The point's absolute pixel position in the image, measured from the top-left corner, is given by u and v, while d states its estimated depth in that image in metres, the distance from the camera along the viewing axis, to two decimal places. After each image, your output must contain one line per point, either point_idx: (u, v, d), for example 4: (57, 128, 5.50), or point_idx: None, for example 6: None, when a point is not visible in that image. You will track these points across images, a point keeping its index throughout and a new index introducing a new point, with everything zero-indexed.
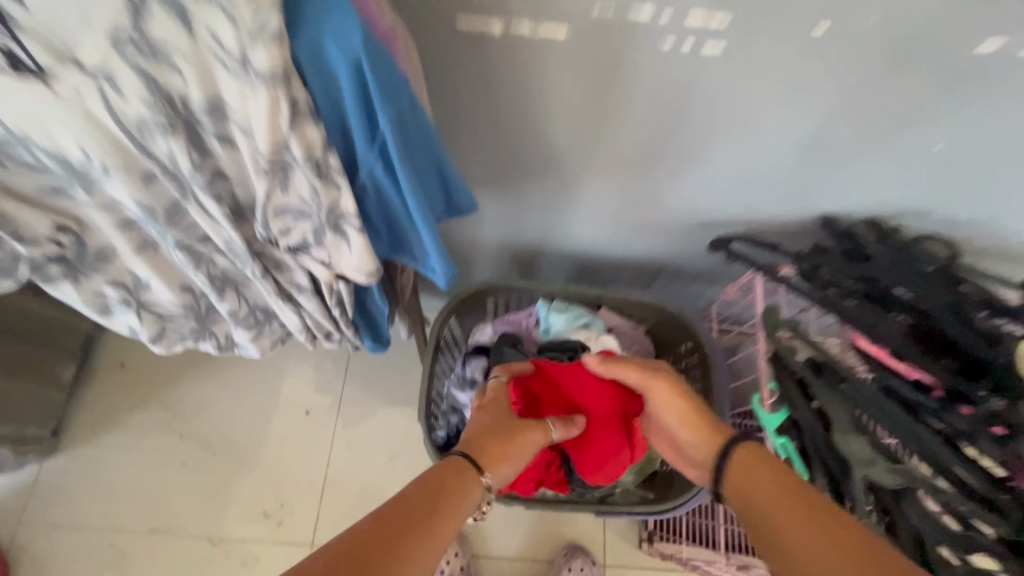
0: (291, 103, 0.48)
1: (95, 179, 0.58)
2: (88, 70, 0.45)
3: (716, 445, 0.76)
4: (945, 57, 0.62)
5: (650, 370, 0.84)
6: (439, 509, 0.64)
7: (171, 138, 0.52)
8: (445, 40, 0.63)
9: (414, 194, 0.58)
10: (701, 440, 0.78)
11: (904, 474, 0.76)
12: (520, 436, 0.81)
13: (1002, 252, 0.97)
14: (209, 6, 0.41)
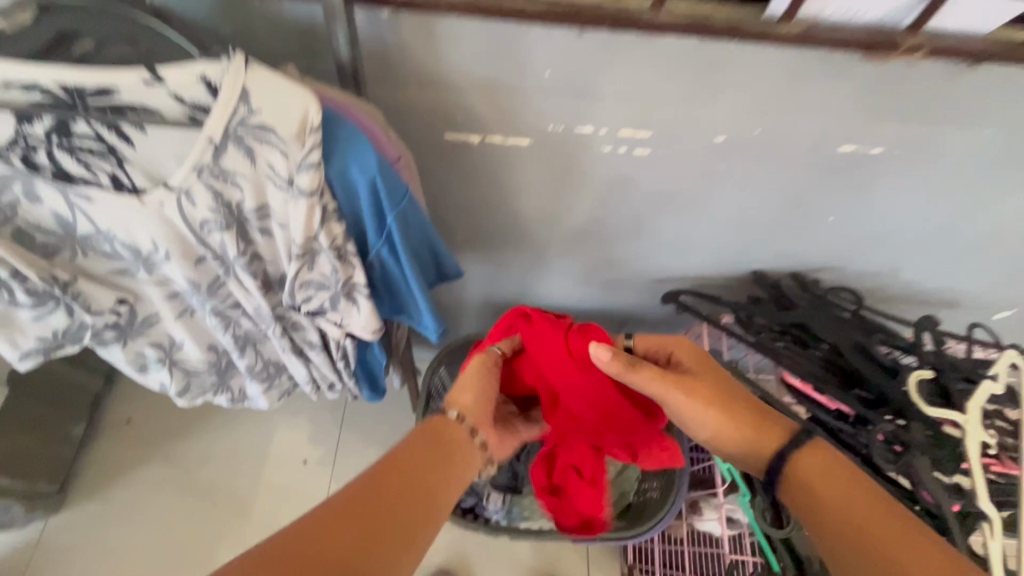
0: (322, 207, 0.64)
1: (157, 263, 0.72)
2: (172, 188, 0.61)
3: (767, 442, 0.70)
4: (823, 158, 0.80)
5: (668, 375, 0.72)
6: (420, 469, 0.64)
7: (226, 233, 0.67)
8: (436, 147, 0.80)
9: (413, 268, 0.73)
10: (745, 440, 0.71)
11: None
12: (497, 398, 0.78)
13: (905, 298, 1.15)
14: (270, 147, 0.58)
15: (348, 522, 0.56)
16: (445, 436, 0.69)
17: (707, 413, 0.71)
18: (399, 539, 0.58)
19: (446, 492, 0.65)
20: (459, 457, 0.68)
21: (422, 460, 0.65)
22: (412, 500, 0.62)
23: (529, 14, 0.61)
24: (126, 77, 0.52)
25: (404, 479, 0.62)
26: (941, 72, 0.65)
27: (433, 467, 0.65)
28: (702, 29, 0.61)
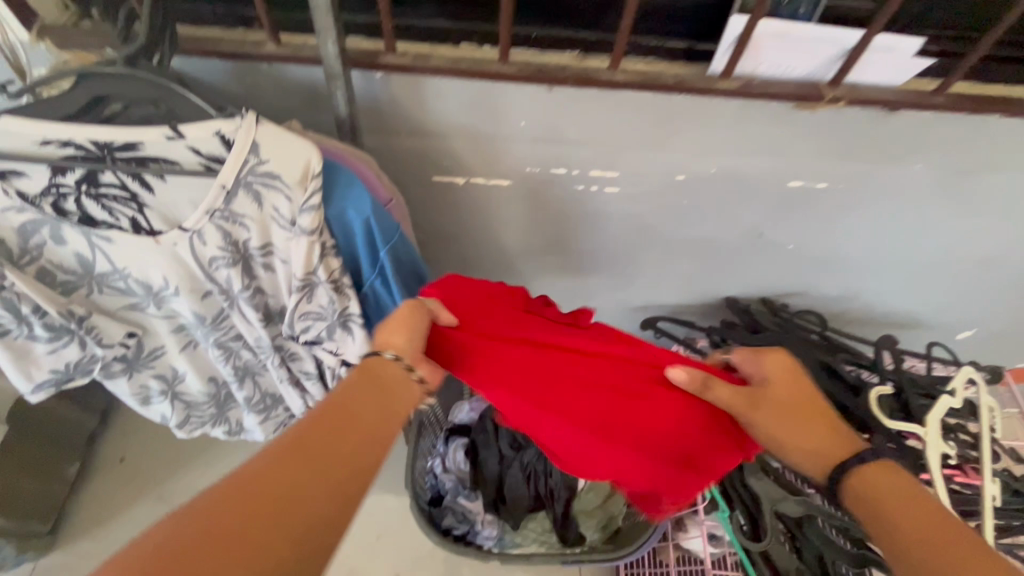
0: (321, 244, 0.71)
1: (166, 298, 0.77)
2: (185, 229, 0.67)
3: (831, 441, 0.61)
4: (777, 194, 0.89)
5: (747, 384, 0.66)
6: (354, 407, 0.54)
7: (232, 269, 0.73)
8: (425, 188, 0.88)
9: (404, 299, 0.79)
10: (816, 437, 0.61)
11: (805, 502, 0.90)
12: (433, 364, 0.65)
13: (868, 321, 1.22)
14: (276, 192, 0.66)
15: (268, 469, 0.46)
16: (371, 375, 0.57)
17: (780, 424, 0.63)
18: (337, 472, 0.48)
19: (383, 425, 0.54)
20: (401, 394, 0.58)
21: (349, 398, 0.54)
22: (341, 440, 0.51)
23: (505, 74, 0.70)
24: (150, 134, 0.60)
25: (331, 420, 0.51)
26: (866, 120, 0.75)
27: (367, 399, 0.55)
28: (656, 85, 0.71)
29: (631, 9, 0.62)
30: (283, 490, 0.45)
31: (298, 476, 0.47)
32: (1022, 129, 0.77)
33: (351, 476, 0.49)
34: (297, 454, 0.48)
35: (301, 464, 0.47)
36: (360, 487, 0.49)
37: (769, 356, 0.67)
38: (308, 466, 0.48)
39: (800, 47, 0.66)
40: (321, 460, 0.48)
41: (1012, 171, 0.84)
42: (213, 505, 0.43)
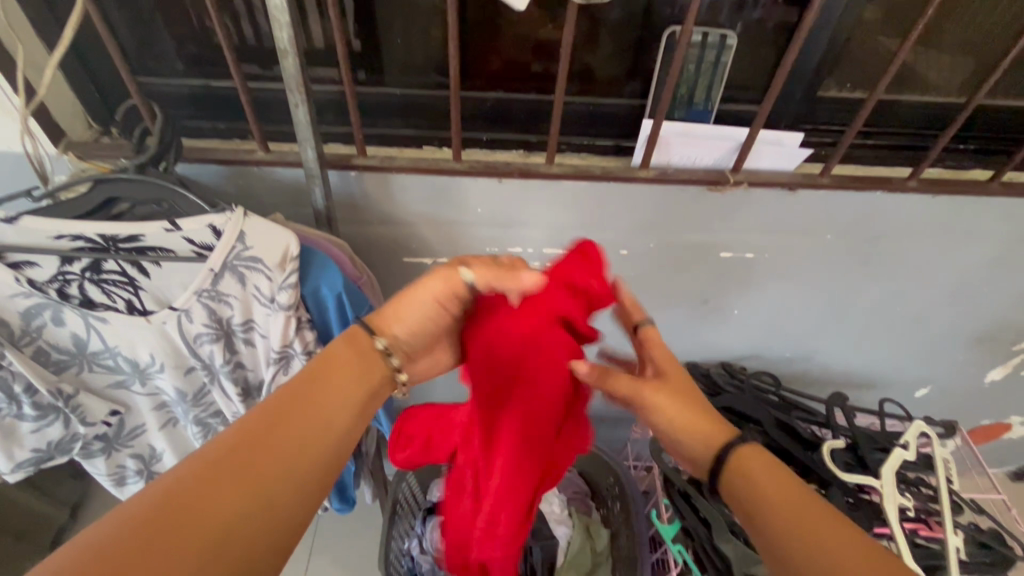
0: (297, 318, 0.78)
1: (151, 375, 0.83)
2: (175, 308, 0.75)
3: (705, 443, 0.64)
4: (711, 264, 1.00)
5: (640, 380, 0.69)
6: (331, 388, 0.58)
7: (215, 344, 0.80)
8: (396, 268, 0.98)
9: None
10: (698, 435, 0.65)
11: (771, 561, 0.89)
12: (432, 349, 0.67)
13: (823, 381, 1.29)
14: (258, 272, 0.74)
15: (237, 460, 0.49)
16: (348, 360, 0.60)
17: (668, 410, 0.66)
18: (302, 463, 0.52)
19: (350, 416, 0.58)
20: (371, 384, 0.61)
21: (317, 390, 0.57)
22: (306, 431, 0.54)
23: (459, 171, 0.83)
24: (151, 228, 0.70)
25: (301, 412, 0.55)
26: (772, 199, 0.88)
27: (338, 390, 0.58)
28: (588, 176, 0.84)
29: (557, 116, 0.76)
30: (249, 483, 0.48)
31: (267, 464, 0.50)
32: (908, 205, 0.90)
33: (316, 469, 0.53)
34: (265, 447, 0.51)
35: (269, 457, 0.50)
36: (320, 476, 0.53)
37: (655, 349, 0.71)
38: (275, 458, 0.51)
39: (702, 142, 0.81)
40: (285, 451, 0.52)
41: (910, 239, 0.96)
42: (183, 491, 0.45)
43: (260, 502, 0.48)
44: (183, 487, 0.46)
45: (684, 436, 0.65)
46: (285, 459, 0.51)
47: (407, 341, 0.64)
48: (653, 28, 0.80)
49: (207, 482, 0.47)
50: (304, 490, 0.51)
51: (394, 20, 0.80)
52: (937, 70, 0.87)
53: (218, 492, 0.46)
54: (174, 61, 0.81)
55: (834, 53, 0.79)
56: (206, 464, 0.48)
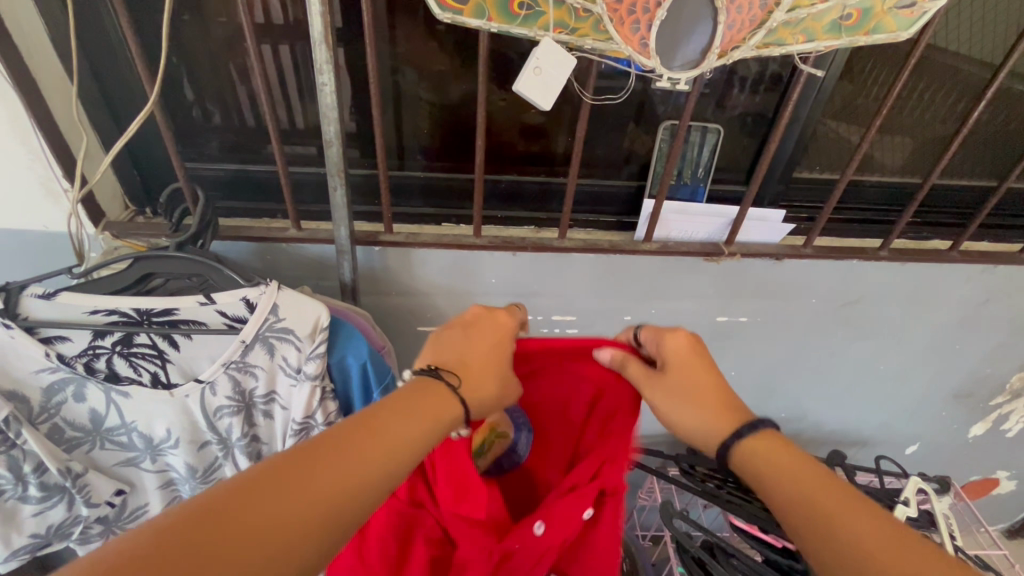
0: (321, 389, 0.80)
1: (164, 452, 0.81)
2: (200, 380, 0.76)
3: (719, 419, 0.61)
4: (709, 328, 1.05)
5: (682, 387, 0.62)
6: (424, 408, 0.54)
7: (234, 417, 0.80)
8: (411, 338, 1.02)
9: None
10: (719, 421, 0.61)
11: None
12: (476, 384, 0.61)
13: (818, 440, 1.33)
14: (288, 344, 0.77)
15: (297, 494, 0.43)
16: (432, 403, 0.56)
17: (672, 399, 0.62)
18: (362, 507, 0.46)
19: (422, 457, 0.52)
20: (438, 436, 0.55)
21: (390, 424, 0.51)
22: (359, 475, 0.46)
23: (477, 245, 0.89)
24: (186, 302, 0.73)
25: (375, 447, 0.49)
26: (762, 268, 0.96)
27: (415, 426, 0.53)
28: (594, 247, 0.91)
29: (570, 195, 0.84)
30: (304, 528, 0.41)
31: (323, 505, 0.43)
32: (883, 271, 0.99)
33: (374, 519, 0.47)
34: (320, 479, 0.44)
35: (327, 498, 0.44)
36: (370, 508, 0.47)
37: (667, 337, 0.66)
38: (337, 497, 0.44)
39: (697, 217, 0.90)
40: (351, 488, 0.46)
41: (886, 303, 1.05)
42: (223, 515, 0.39)
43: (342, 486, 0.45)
44: (229, 513, 0.39)
45: (692, 424, 0.61)
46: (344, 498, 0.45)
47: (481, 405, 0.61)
48: (647, 120, 0.91)
49: (256, 514, 0.40)
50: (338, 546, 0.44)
51: (418, 113, 0.90)
52: (891, 156, 1.00)
53: (265, 531, 0.40)
54: (213, 145, 0.87)
55: (803, 142, 0.91)
56: (256, 487, 0.42)
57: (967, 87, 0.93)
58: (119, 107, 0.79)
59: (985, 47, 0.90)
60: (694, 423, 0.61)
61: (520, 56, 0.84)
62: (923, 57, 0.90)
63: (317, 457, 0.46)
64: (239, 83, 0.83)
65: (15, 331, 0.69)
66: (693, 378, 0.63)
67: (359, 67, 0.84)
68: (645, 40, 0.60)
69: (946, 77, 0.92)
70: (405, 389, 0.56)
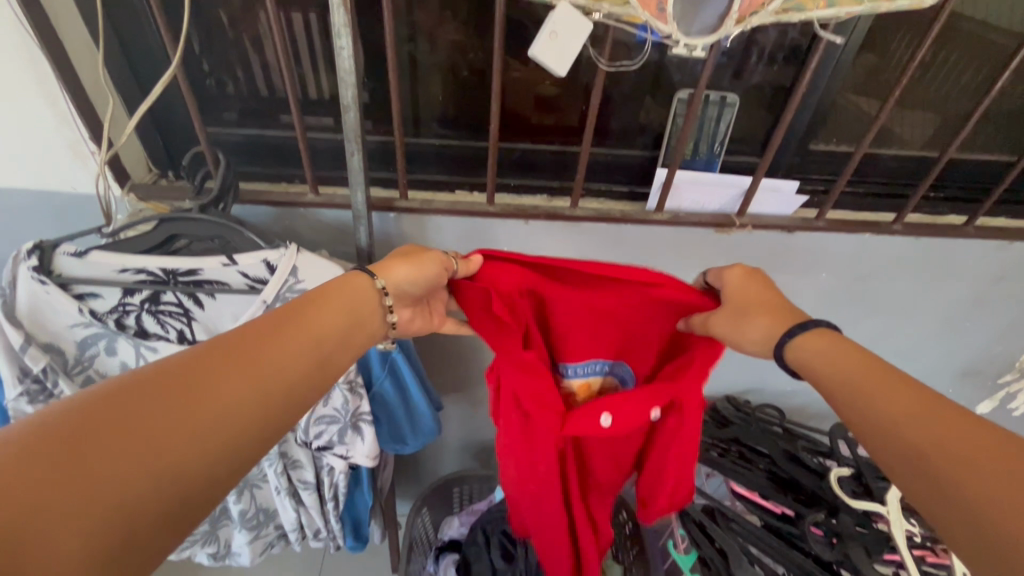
0: None
1: None
2: None
3: (775, 328, 0.58)
4: None
5: (738, 311, 0.61)
6: (328, 308, 0.56)
7: None
8: None
9: (416, 389, 0.96)
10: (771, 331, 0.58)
11: None
12: (401, 279, 0.63)
13: (822, 414, 1.35)
14: None
15: (158, 409, 0.40)
16: (341, 298, 0.58)
17: (730, 323, 0.61)
18: (242, 417, 0.44)
19: (337, 347, 0.55)
20: (354, 332, 0.57)
21: (265, 341, 0.49)
22: (270, 373, 0.48)
23: (491, 212, 0.90)
24: (210, 262, 0.76)
25: (248, 360, 0.47)
26: (774, 241, 0.97)
27: (297, 338, 0.51)
28: (606, 216, 0.92)
29: (583, 164, 0.85)
30: (174, 439, 0.40)
31: (193, 416, 0.41)
32: (896, 246, 0.99)
33: (269, 425, 0.46)
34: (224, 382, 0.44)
35: (198, 410, 0.42)
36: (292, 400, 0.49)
37: (725, 271, 0.65)
38: (212, 407, 0.43)
39: (709, 187, 0.90)
40: (245, 394, 0.45)
41: (897, 278, 1.05)
42: (86, 434, 0.37)
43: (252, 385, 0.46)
44: (75, 433, 0.36)
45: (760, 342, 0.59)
46: (219, 408, 0.43)
47: (403, 286, 0.63)
48: (662, 92, 0.91)
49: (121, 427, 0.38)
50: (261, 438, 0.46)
51: (433, 82, 0.90)
52: (911, 130, 0.98)
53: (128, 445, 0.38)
54: (233, 110, 0.89)
55: (821, 113, 0.90)
56: (107, 405, 0.39)
57: (994, 59, 0.91)
58: (142, 72, 0.80)
59: (1017, 17, 0.88)
60: (751, 338, 0.59)
61: (536, 24, 0.84)
62: (950, 27, 0.88)
63: (175, 373, 0.43)
64: (257, 51, 0.84)
65: (51, 287, 0.72)
66: (755, 300, 0.61)
67: (376, 34, 0.84)
68: (662, 6, 0.59)
69: (974, 47, 0.90)
70: (283, 308, 0.53)
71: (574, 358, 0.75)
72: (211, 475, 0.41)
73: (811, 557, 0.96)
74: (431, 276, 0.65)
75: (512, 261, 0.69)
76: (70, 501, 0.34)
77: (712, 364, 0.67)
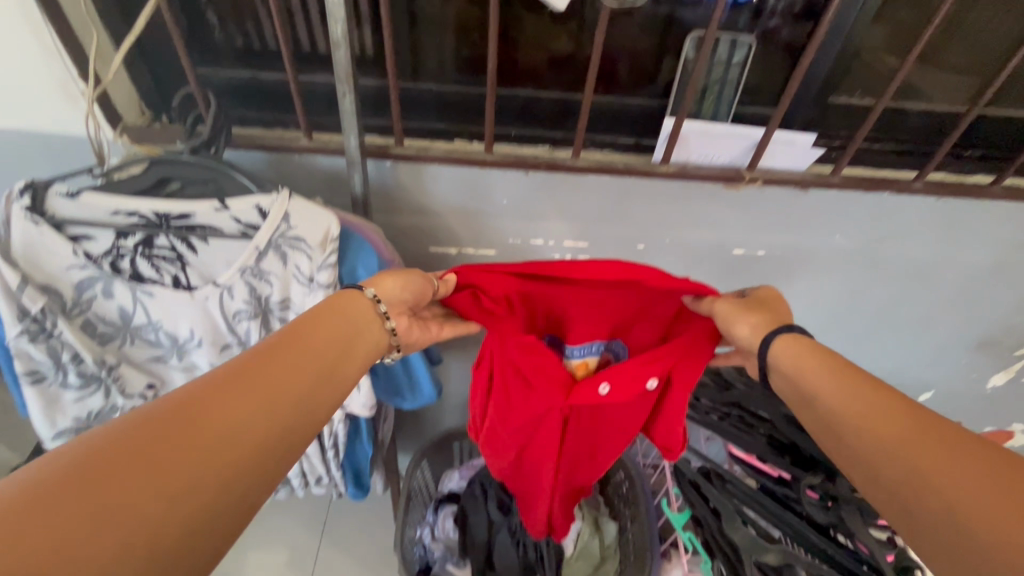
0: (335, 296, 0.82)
1: (188, 351, 0.85)
2: (218, 284, 0.79)
3: (767, 321, 0.65)
4: (725, 261, 1.03)
5: (743, 305, 0.67)
6: (331, 322, 0.58)
7: (252, 321, 0.83)
8: (424, 259, 1.03)
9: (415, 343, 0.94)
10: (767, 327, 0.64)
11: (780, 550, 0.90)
12: (393, 290, 0.66)
13: None
14: (301, 254, 0.78)
15: (176, 429, 0.41)
16: (342, 313, 0.60)
17: (728, 309, 0.68)
18: (259, 439, 0.44)
19: (344, 359, 0.57)
20: (359, 345, 0.59)
21: (272, 362, 0.50)
22: (285, 388, 0.49)
23: (489, 162, 0.87)
24: (202, 206, 0.75)
25: (248, 387, 0.47)
26: (786, 198, 0.92)
27: (295, 363, 0.51)
28: (609, 169, 0.88)
29: (586, 112, 0.81)
30: (186, 472, 0.39)
31: (210, 442, 0.41)
32: (915, 208, 0.94)
33: (289, 438, 0.47)
34: (240, 399, 0.45)
35: (205, 441, 0.41)
36: (310, 412, 0.50)
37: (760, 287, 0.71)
38: (219, 437, 0.42)
39: (719, 139, 0.85)
40: (262, 409, 0.46)
41: (915, 242, 1.00)
42: (110, 460, 0.37)
43: (269, 400, 0.47)
44: (82, 478, 0.35)
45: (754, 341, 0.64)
46: (234, 433, 0.43)
47: (394, 301, 0.66)
48: (674, 35, 0.85)
49: (143, 449, 0.38)
50: (287, 449, 0.47)
51: (430, 22, 0.86)
52: (942, 80, 0.92)
53: (138, 483, 0.37)
54: (225, 52, 0.86)
55: (844, 60, 0.85)
56: (118, 440, 0.38)
57: None
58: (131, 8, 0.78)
59: None
60: (747, 324, 0.66)
61: None
62: None
63: (177, 408, 0.42)
64: None
65: (44, 226, 0.72)
66: (765, 301, 0.68)
67: None
68: None
69: None
70: (277, 334, 0.53)
71: (575, 341, 0.80)
72: (238, 490, 0.41)
73: (806, 519, 0.95)
74: (418, 285, 0.68)
75: (498, 272, 0.75)
76: (86, 542, 0.33)
77: (698, 334, 0.73)
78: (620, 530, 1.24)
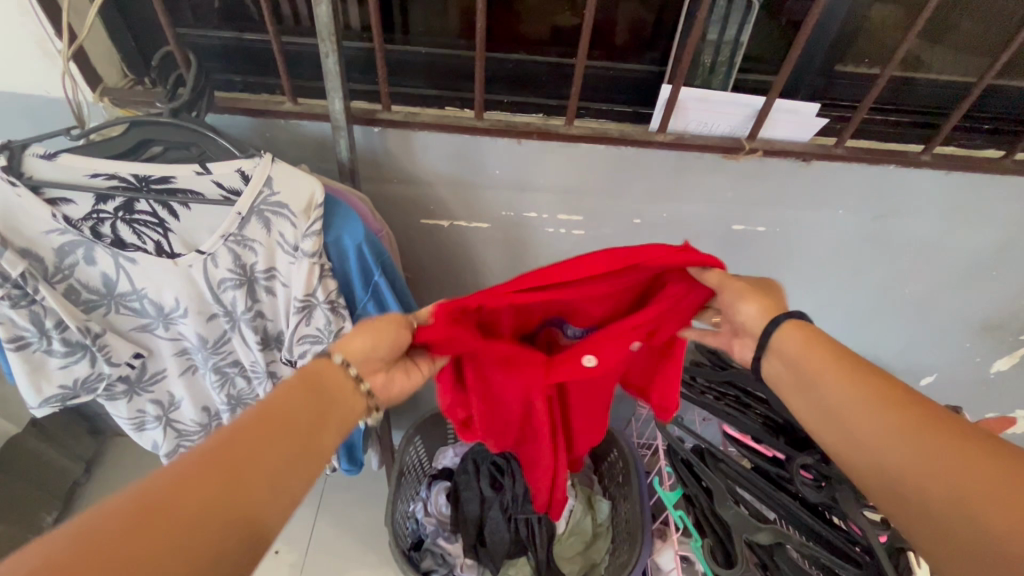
0: (320, 266, 0.80)
1: (175, 320, 0.84)
2: (201, 251, 0.77)
3: (768, 305, 0.63)
4: (724, 236, 1.00)
5: (753, 287, 0.65)
6: (309, 400, 0.57)
7: (238, 290, 0.81)
8: (415, 230, 1.01)
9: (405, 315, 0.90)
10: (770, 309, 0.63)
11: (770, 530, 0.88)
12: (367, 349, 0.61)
13: None
14: (285, 220, 0.76)
15: (130, 551, 0.41)
16: (322, 388, 0.58)
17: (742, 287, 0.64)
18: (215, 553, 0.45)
19: (318, 442, 0.56)
20: (333, 421, 0.59)
21: (242, 457, 0.50)
22: (249, 491, 0.49)
23: (480, 128, 0.85)
24: (183, 170, 0.73)
25: (213, 487, 0.47)
26: (788, 170, 0.89)
27: (266, 452, 0.51)
28: (604, 137, 0.85)
29: (579, 77, 0.78)
30: None
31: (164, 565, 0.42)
32: (923, 181, 0.91)
33: (248, 542, 0.48)
34: (201, 507, 0.46)
35: (159, 558, 0.42)
36: (274, 510, 0.51)
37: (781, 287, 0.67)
38: (177, 548, 0.43)
39: (720, 107, 0.82)
40: (223, 520, 0.47)
41: (921, 219, 0.97)
42: None
43: (231, 508, 0.47)
44: None
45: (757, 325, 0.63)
46: (189, 551, 0.44)
47: (366, 361, 0.62)
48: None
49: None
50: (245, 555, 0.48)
51: None
52: (954, 47, 0.88)
53: None
54: (208, 10, 0.83)
55: (851, 24, 0.81)
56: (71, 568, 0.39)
57: None
58: None
59: None
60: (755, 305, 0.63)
61: None
62: None
63: (133, 521, 0.43)
64: None
65: (21, 189, 0.71)
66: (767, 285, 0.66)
67: None
68: None
69: None
70: (251, 413, 0.53)
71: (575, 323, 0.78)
72: None
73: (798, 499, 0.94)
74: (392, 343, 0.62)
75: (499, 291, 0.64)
76: None
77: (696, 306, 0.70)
78: (613, 508, 1.25)
